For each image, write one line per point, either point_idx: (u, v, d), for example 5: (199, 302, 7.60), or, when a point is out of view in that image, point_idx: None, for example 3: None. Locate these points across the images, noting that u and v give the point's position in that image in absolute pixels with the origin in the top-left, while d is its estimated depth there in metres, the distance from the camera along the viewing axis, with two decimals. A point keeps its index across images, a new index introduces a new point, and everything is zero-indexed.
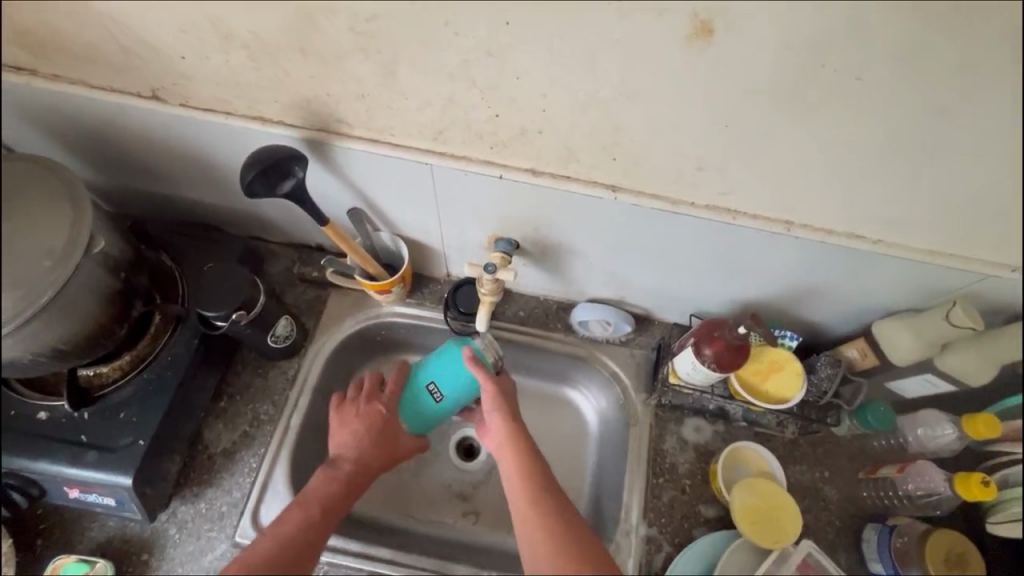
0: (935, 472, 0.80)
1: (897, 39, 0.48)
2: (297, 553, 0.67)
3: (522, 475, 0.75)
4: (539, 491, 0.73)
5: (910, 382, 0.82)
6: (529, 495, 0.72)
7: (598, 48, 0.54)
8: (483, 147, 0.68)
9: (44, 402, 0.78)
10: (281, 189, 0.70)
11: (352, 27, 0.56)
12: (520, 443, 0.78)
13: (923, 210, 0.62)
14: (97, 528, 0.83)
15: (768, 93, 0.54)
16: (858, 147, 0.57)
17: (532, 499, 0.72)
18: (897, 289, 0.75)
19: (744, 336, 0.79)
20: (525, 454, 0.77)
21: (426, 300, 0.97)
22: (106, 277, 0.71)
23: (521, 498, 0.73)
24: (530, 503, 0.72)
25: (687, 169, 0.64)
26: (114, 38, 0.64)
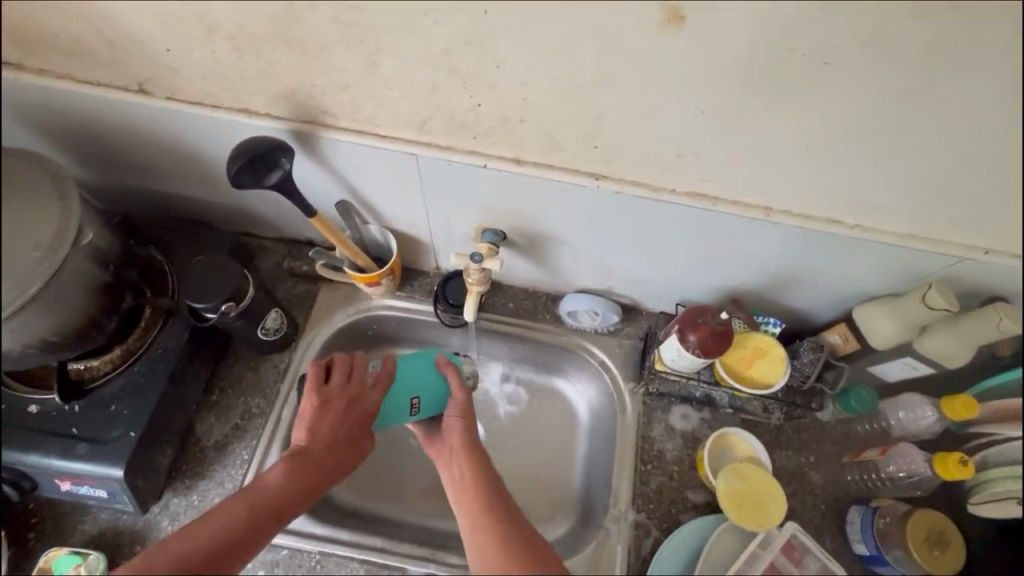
0: (916, 454, 0.81)
1: (862, 23, 0.49)
2: (230, 550, 0.61)
3: (471, 485, 0.71)
4: (488, 502, 0.69)
5: (891, 366, 0.84)
6: (477, 505, 0.69)
7: (576, 36, 0.55)
8: (467, 137, 0.69)
9: (34, 396, 0.79)
10: (267, 182, 0.71)
11: (335, 17, 0.57)
12: (474, 454, 0.75)
13: (897, 193, 0.63)
14: (90, 521, 0.84)
15: (742, 78, 0.55)
16: (831, 131, 0.58)
17: (482, 510, 0.68)
18: (876, 273, 0.77)
19: (727, 323, 0.80)
20: (478, 464, 0.73)
21: (416, 293, 0.98)
22: (96, 270, 0.72)
23: (469, 506, 0.70)
24: (478, 512, 0.68)
25: (667, 156, 0.66)
26: (100, 31, 0.64)
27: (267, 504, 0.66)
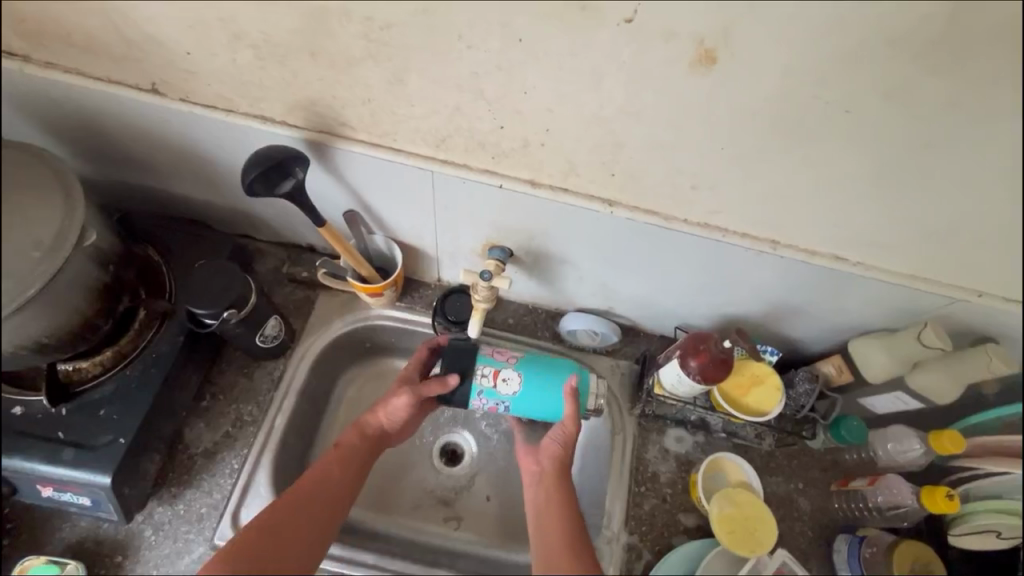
0: (903, 485, 0.83)
1: (886, 75, 0.51)
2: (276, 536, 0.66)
3: (557, 506, 0.74)
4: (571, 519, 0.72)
5: (882, 399, 0.85)
6: (557, 524, 0.71)
7: (605, 69, 0.56)
8: (485, 156, 0.69)
9: (20, 397, 0.76)
10: (281, 189, 0.71)
11: (365, 34, 0.57)
12: (562, 481, 0.78)
13: (901, 235, 0.65)
14: (68, 528, 0.81)
15: (762, 119, 0.57)
16: (843, 174, 0.60)
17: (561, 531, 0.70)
18: (873, 310, 0.79)
19: (728, 350, 0.81)
20: (564, 488, 0.76)
21: (416, 305, 0.97)
22: (95, 270, 0.70)
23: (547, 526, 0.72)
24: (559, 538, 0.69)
25: (682, 187, 0.67)
26: (119, 31, 0.63)
27: (318, 496, 0.72)
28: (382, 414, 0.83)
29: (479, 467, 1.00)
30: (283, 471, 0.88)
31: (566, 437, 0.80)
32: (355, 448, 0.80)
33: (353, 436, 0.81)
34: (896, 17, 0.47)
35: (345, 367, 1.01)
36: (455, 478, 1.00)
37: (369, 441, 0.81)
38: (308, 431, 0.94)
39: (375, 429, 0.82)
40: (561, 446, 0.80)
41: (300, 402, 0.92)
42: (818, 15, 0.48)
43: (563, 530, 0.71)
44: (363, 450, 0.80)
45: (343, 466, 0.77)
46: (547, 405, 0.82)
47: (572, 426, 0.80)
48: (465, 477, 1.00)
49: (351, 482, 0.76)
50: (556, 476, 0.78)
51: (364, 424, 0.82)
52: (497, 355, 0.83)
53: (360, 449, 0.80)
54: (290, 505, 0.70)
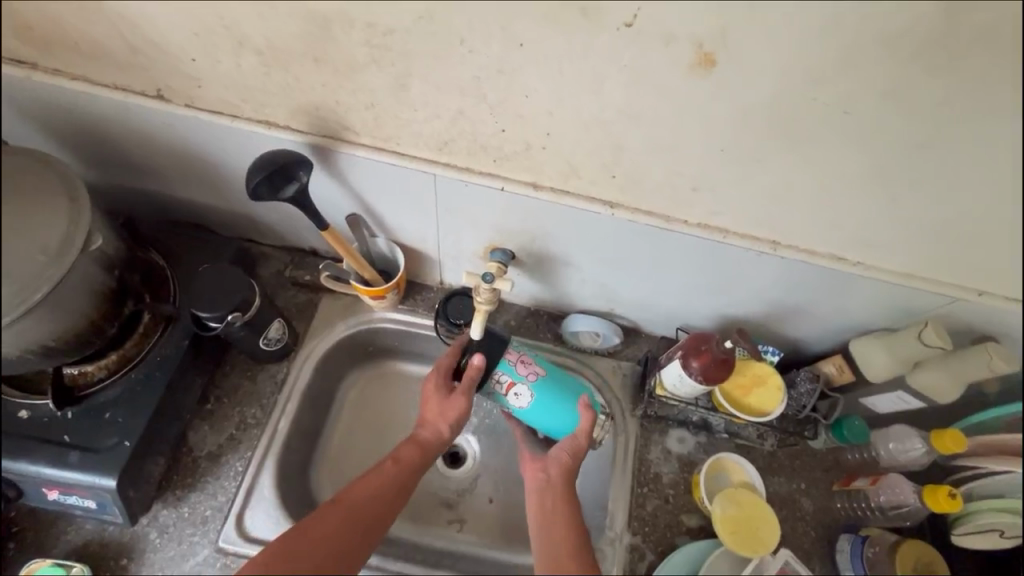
0: (905, 485, 0.83)
1: (882, 79, 0.51)
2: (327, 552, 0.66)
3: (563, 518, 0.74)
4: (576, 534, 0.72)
5: (883, 398, 0.85)
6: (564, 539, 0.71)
7: (605, 72, 0.56)
8: (487, 160, 0.70)
9: (26, 400, 0.76)
10: (284, 193, 0.72)
11: (368, 40, 0.58)
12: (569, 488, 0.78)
13: (898, 235, 0.66)
14: (73, 531, 0.81)
15: (760, 121, 0.58)
16: (841, 175, 0.61)
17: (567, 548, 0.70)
18: (873, 309, 0.80)
19: (729, 351, 0.81)
20: (571, 499, 0.76)
21: (419, 307, 0.98)
22: (101, 274, 0.70)
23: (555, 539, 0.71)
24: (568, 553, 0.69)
25: (682, 188, 0.67)
26: (124, 37, 0.64)
27: (370, 511, 0.72)
28: (439, 427, 0.81)
29: (482, 468, 1.01)
30: (287, 473, 0.88)
31: (575, 447, 0.80)
32: (412, 464, 0.78)
33: (412, 450, 0.79)
34: (894, 19, 0.48)
35: (348, 370, 1.01)
36: (458, 480, 1.00)
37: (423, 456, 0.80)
38: (312, 434, 0.95)
39: (430, 442, 0.81)
40: (569, 455, 0.80)
41: (304, 404, 0.92)
42: (816, 19, 0.49)
43: (571, 542, 0.71)
44: (418, 466, 0.79)
45: (399, 482, 0.76)
46: (560, 418, 0.83)
47: (582, 438, 0.81)
48: (468, 478, 1.00)
49: (400, 498, 0.75)
50: (563, 484, 0.78)
51: (421, 436, 0.81)
52: (520, 367, 0.81)
53: (416, 466, 0.78)
54: (341, 517, 0.69)
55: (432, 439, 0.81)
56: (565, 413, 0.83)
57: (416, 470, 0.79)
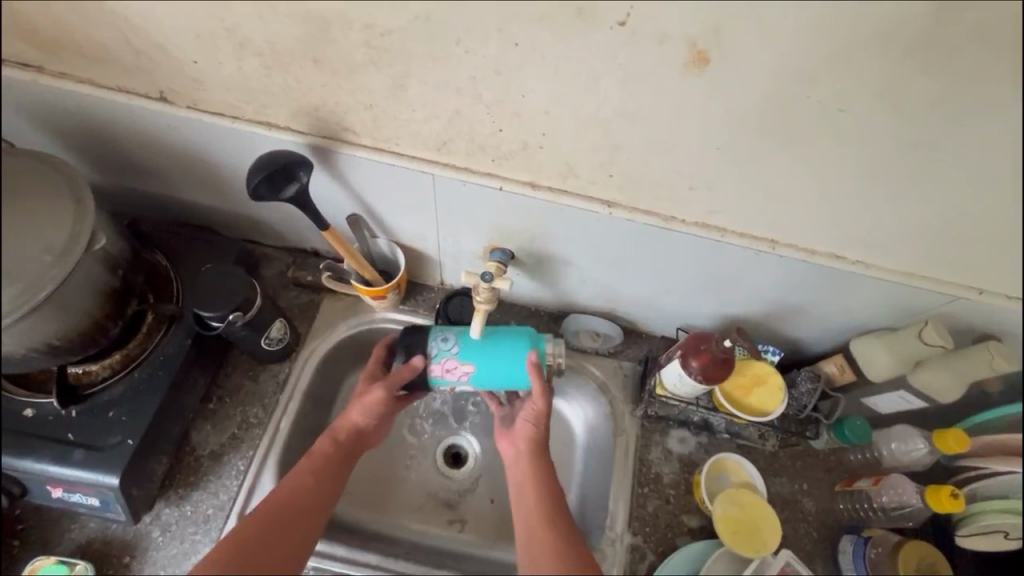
0: (908, 485, 0.82)
1: (878, 76, 0.52)
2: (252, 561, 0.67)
3: (536, 492, 0.77)
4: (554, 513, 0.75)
5: (885, 398, 0.85)
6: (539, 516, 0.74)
7: (601, 71, 0.57)
8: (485, 159, 0.70)
9: (31, 399, 0.77)
10: (285, 193, 0.72)
11: (366, 41, 0.59)
12: (540, 456, 0.80)
13: (896, 232, 0.66)
14: (77, 530, 0.82)
15: (756, 120, 0.58)
16: (838, 173, 0.61)
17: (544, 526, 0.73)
18: (873, 308, 0.79)
19: (729, 350, 0.81)
20: (541, 470, 0.79)
21: (419, 307, 0.98)
22: (105, 274, 0.71)
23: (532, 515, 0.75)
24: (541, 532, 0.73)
25: (680, 187, 0.68)
26: (128, 40, 0.65)
27: (290, 512, 0.72)
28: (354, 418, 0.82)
29: (483, 468, 1.01)
30: None
31: (536, 413, 0.81)
32: (330, 456, 0.79)
33: (326, 444, 0.80)
34: (887, 16, 0.48)
35: (349, 370, 1.01)
36: (459, 481, 1.00)
37: (343, 450, 0.80)
38: (313, 433, 0.95)
39: (349, 437, 0.81)
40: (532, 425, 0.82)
41: (305, 404, 0.93)
42: (809, 18, 0.49)
43: (545, 513, 0.75)
44: (337, 458, 0.79)
45: (317, 476, 0.76)
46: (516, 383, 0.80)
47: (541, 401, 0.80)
48: (469, 479, 1.00)
49: (330, 490, 0.76)
50: (534, 454, 0.81)
51: (339, 434, 0.81)
52: (448, 377, 0.79)
53: (334, 459, 0.79)
54: (256, 527, 0.69)
55: (351, 433, 0.81)
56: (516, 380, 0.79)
57: (340, 464, 0.79)
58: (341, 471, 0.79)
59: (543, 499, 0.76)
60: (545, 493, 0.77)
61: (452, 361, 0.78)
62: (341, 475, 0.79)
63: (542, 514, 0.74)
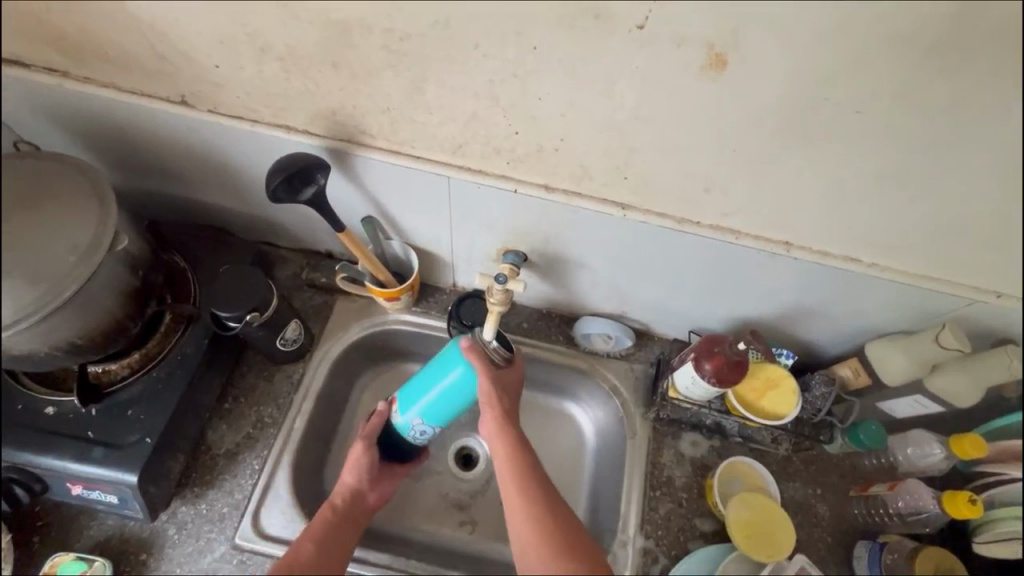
0: (925, 491, 0.81)
1: (895, 79, 0.52)
2: None
3: (516, 482, 0.72)
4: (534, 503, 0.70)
5: (901, 403, 0.84)
6: (523, 508, 0.70)
7: (618, 74, 0.57)
8: (500, 162, 0.71)
9: (52, 397, 0.79)
10: (303, 196, 0.74)
11: (385, 45, 0.60)
12: (509, 438, 0.76)
13: (913, 235, 0.65)
14: (96, 526, 0.83)
15: (772, 122, 0.58)
16: (855, 175, 0.61)
17: (530, 517, 0.69)
18: (889, 311, 0.79)
19: (743, 352, 0.81)
20: (516, 451, 0.75)
21: (432, 309, 0.99)
22: (126, 274, 0.73)
23: (516, 508, 0.71)
24: (530, 525, 0.69)
25: (695, 189, 0.68)
26: (151, 45, 0.66)
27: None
28: (344, 483, 0.82)
29: (494, 470, 1.01)
30: (302, 472, 0.89)
31: (488, 393, 0.75)
32: (329, 522, 0.76)
33: (321, 513, 0.77)
34: (905, 18, 0.48)
35: (361, 371, 1.02)
36: (470, 482, 1.00)
37: (341, 514, 0.78)
38: (326, 433, 0.96)
39: (346, 500, 0.80)
40: (492, 404, 0.76)
41: (319, 404, 0.93)
42: (826, 21, 0.49)
43: (527, 494, 0.71)
44: (337, 523, 0.76)
45: (320, 538, 0.73)
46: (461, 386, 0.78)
47: (488, 378, 0.75)
48: (480, 480, 1.00)
49: (337, 555, 0.73)
50: (502, 439, 0.76)
51: (335, 500, 0.80)
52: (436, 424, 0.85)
53: (332, 524, 0.76)
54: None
55: (346, 497, 0.80)
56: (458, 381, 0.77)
57: (342, 527, 0.76)
58: (346, 535, 0.76)
59: (524, 489, 0.72)
60: (527, 480, 0.72)
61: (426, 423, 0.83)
62: (344, 537, 0.75)
63: (529, 503, 0.71)
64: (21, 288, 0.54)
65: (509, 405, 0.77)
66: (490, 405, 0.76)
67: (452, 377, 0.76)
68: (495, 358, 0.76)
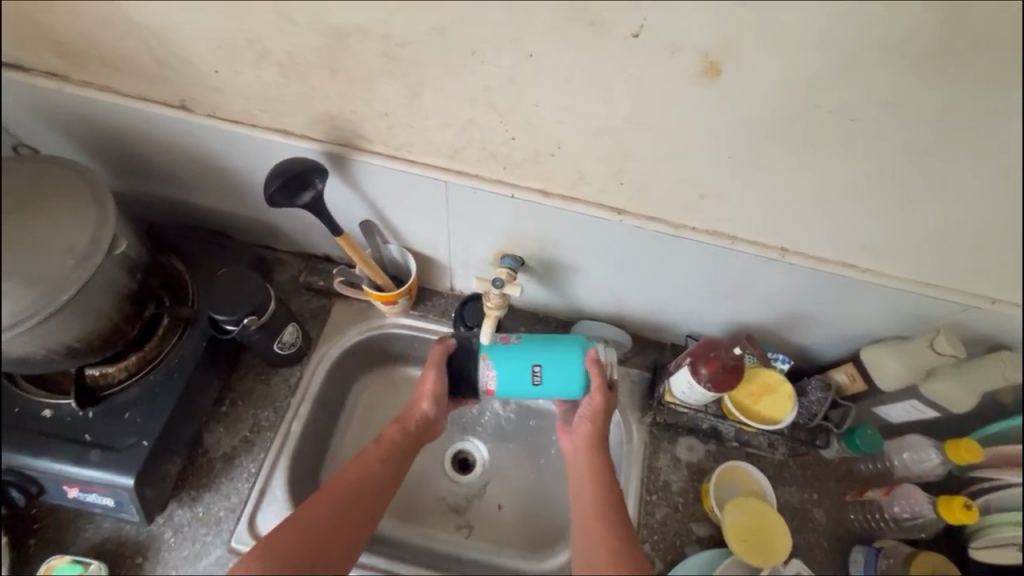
0: (920, 495, 0.81)
1: (887, 88, 0.52)
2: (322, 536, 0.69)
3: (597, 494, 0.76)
4: (609, 516, 0.73)
5: (897, 408, 0.84)
6: (597, 522, 0.73)
7: (613, 81, 0.58)
8: (497, 167, 0.71)
9: (50, 400, 0.79)
10: (300, 200, 0.74)
11: (383, 52, 0.60)
12: (599, 453, 0.79)
13: (907, 241, 0.66)
14: (92, 529, 0.83)
15: (764, 129, 0.58)
16: (848, 181, 0.61)
17: (600, 532, 0.72)
18: (884, 316, 0.79)
19: (739, 357, 0.81)
20: (609, 467, 0.79)
21: (429, 313, 0.99)
22: (123, 277, 0.73)
23: (588, 521, 0.74)
24: (596, 542, 0.71)
25: (690, 195, 0.68)
26: (150, 50, 0.67)
27: (361, 502, 0.74)
28: (419, 406, 0.83)
29: (490, 474, 1.01)
30: (298, 476, 0.89)
31: (594, 409, 0.79)
32: (399, 446, 0.81)
33: (395, 433, 0.81)
34: (896, 27, 0.48)
35: (359, 374, 1.02)
36: (466, 486, 1.00)
37: (409, 441, 0.82)
38: (323, 437, 0.96)
39: (418, 427, 0.83)
40: (591, 418, 0.80)
41: (316, 408, 0.94)
42: (818, 30, 0.50)
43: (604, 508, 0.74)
44: (403, 447, 0.81)
45: (385, 466, 0.78)
46: (564, 377, 0.80)
47: (600, 397, 0.79)
48: (477, 484, 1.00)
49: (391, 477, 0.78)
50: (593, 450, 0.80)
51: (406, 424, 0.82)
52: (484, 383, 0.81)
53: (399, 447, 0.81)
54: (330, 512, 0.71)
55: (419, 423, 0.83)
56: (572, 372, 0.79)
57: (405, 453, 0.81)
58: (405, 461, 0.81)
59: (605, 502, 0.75)
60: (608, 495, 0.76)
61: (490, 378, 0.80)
62: (404, 463, 0.81)
63: (602, 524, 0.73)
64: (17, 290, 0.53)
65: (605, 426, 0.80)
66: (591, 418, 0.80)
67: (567, 370, 0.79)
68: (608, 376, 0.81)
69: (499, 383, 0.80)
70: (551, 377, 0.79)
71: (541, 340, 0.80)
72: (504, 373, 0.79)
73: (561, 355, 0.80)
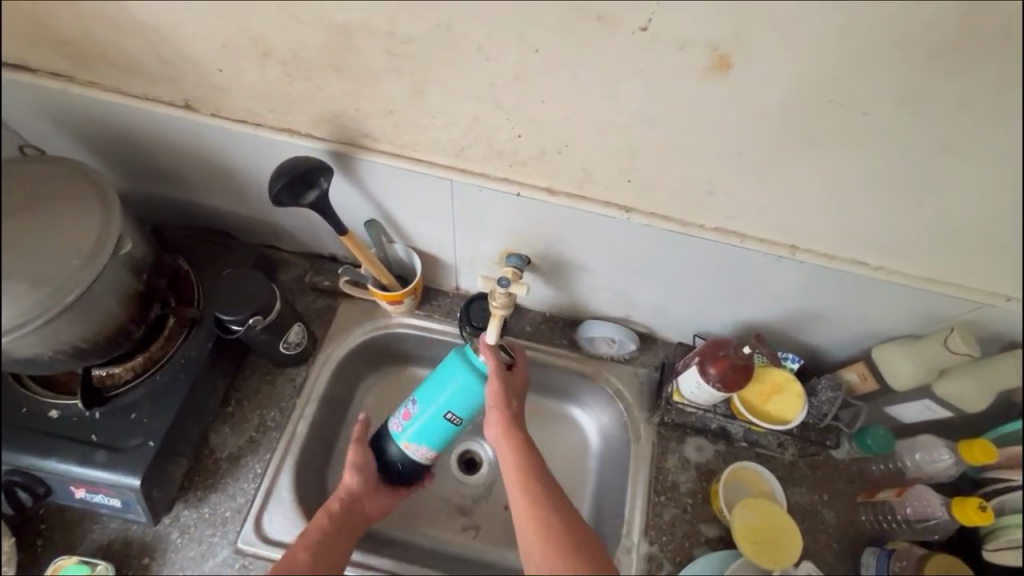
0: (932, 496, 0.80)
1: (901, 83, 0.51)
2: None
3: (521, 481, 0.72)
4: (545, 503, 0.70)
5: (909, 407, 0.83)
6: (533, 507, 0.69)
7: (620, 77, 0.57)
8: (503, 165, 0.71)
9: (57, 400, 0.79)
10: (306, 200, 0.73)
11: (388, 49, 0.60)
12: (518, 442, 0.75)
13: (922, 238, 0.65)
14: (99, 530, 0.83)
15: (775, 125, 0.58)
16: (860, 177, 0.60)
17: (536, 517, 0.68)
18: (896, 315, 0.78)
19: (748, 357, 0.80)
20: (529, 450, 0.75)
21: (435, 312, 0.99)
22: (129, 278, 0.73)
23: (523, 509, 0.70)
24: (536, 527, 0.68)
25: (699, 192, 0.67)
26: (155, 50, 0.67)
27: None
28: (344, 482, 0.81)
29: (497, 474, 1.00)
30: (303, 477, 0.89)
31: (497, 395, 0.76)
32: (336, 525, 0.76)
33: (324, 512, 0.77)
34: (910, 20, 0.47)
35: (365, 374, 1.02)
36: (473, 487, 1.00)
37: (338, 521, 0.76)
38: (329, 438, 0.96)
39: (344, 506, 0.79)
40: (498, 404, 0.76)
41: (322, 408, 0.93)
42: (830, 24, 0.49)
43: (534, 494, 0.71)
44: (339, 526, 0.76)
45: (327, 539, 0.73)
46: (465, 400, 0.78)
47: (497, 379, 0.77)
48: (483, 485, 1.00)
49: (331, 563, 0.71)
50: (509, 439, 0.76)
51: (333, 504, 0.78)
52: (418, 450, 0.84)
53: (329, 531, 0.74)
54: None
55: (344, 502, 0.79)
56: (463, 389, 0.78)
57: (339, 534, 0.75)
58: (344, 540, 0.75)
59: (530, 488, 0.71)
60: (535, 481, 0.72)
61: (423, 448, 0.84)
62: (340, 546, 0.74)
63: (536, 506, 0.70)
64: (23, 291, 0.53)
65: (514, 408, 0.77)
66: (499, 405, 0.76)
67: (456, 385, 0.78)
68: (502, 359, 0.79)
69: (436, 447, 0.83)
70: (460, 410, 0.79)
71: (424, 393, 0.80)
72: (431, 442, 0.82)
73: (446, 388, 0.78)
